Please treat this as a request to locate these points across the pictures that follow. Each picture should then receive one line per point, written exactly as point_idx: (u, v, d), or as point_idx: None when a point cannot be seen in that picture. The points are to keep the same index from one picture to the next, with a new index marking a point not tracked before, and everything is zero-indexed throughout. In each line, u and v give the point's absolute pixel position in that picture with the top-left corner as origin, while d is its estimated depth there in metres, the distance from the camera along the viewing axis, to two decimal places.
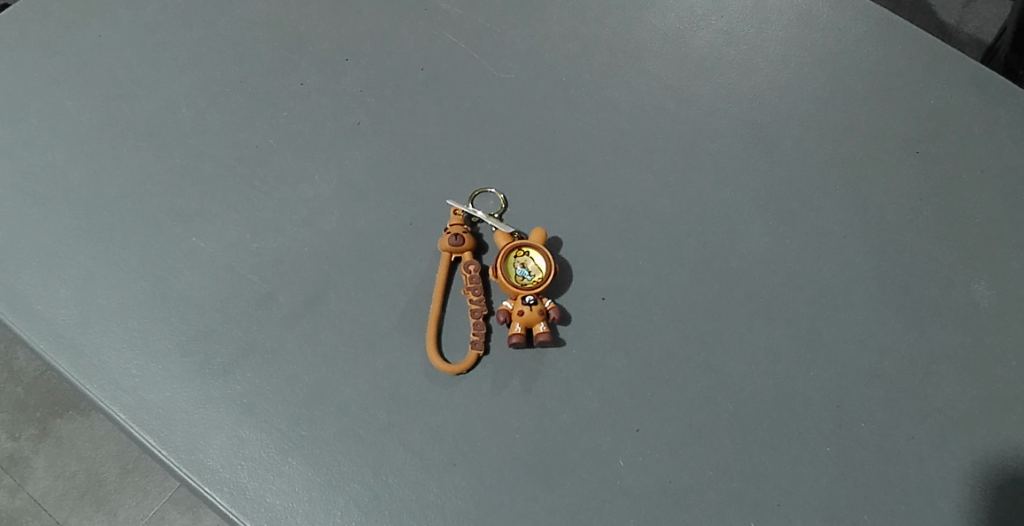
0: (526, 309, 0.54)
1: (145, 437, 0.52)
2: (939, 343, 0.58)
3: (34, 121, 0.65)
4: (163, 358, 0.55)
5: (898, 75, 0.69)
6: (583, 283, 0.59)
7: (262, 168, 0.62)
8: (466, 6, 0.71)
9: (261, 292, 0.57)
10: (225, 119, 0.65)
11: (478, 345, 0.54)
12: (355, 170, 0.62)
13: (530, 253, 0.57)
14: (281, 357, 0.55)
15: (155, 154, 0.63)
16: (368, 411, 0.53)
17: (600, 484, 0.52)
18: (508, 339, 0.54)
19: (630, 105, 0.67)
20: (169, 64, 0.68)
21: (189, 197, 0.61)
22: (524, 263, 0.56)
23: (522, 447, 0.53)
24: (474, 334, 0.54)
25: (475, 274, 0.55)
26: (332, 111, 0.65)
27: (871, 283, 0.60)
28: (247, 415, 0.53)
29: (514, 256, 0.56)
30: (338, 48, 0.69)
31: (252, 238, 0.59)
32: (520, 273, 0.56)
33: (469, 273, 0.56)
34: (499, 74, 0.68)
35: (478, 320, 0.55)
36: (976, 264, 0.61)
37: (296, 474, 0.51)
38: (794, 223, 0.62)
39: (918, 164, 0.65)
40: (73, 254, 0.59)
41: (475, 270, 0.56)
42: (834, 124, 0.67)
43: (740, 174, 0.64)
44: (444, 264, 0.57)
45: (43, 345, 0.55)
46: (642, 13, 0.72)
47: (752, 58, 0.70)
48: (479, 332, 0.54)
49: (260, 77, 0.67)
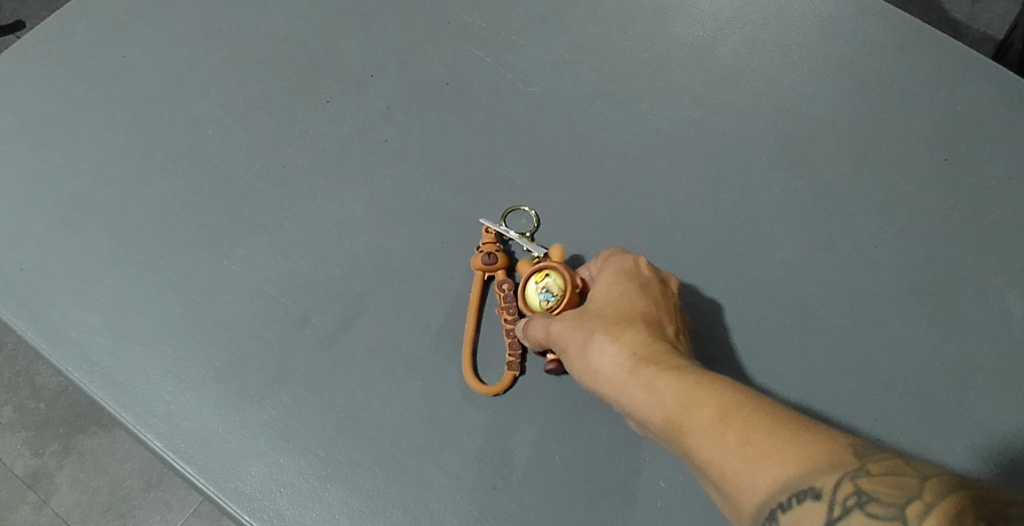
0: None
1: (182, 465, 0.52)
2: (975, 354, 0.57)
3: (61, 146, 0.64)
4: (198, 384, 0.54)
5: (926, 80, 0.69)
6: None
7: (290, 189, 0.62)
8: (487, 17, 0.71)
9: (294, 315, 0.57)
10: (251, 140, 0.64)
11: (513, 365, 0.54)
12: (383, 188, 0.62)
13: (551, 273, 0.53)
14: (315, 382, 0.54)
15: (183, 176, 0.63)
16: (405, 434, 0.53)
17: (641, 505, 0.52)
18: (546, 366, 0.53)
19: (657, 117, 0.67)
20: (193, 84, 0.67)
21: (219, 220, 0.61)
22: (546, 285, 0.53)
23: (560, 468, 0.52)
24: (510, 355, 0.54)
25: (509, 293, 0.55)
26: (358, 129, 0.65)
27: (905, 294, 0.60)
28: (284, 442, 0.52)
29: (536, 279, 0.54)
30: (361, 63, 0.68)
31: (283, 261, 0.59)
32: (544, 297, 0.53)
33: (503, 291, 0.55)
34: (524, 88, 0.67)
35: (514, 340, 0.55)
36: (1012, 271, 0.60)
37: (335, 500, 0.51)
38: (827, 235, 0.62)
39: (949, 172, 0.65)
40: (106, 280, 0.58)
41: (509, 289, 0.55)
42: (864, 132, 0.66)
43: (770, 186, 0.64)
44: (477, 283, 0.57)
45: (77, 373, 0.55)
46: (666, 23, 0.71)
47: (777, 67, 0.69)
48: (514, 352, 0.54)
49: (285, 95, 0.66)
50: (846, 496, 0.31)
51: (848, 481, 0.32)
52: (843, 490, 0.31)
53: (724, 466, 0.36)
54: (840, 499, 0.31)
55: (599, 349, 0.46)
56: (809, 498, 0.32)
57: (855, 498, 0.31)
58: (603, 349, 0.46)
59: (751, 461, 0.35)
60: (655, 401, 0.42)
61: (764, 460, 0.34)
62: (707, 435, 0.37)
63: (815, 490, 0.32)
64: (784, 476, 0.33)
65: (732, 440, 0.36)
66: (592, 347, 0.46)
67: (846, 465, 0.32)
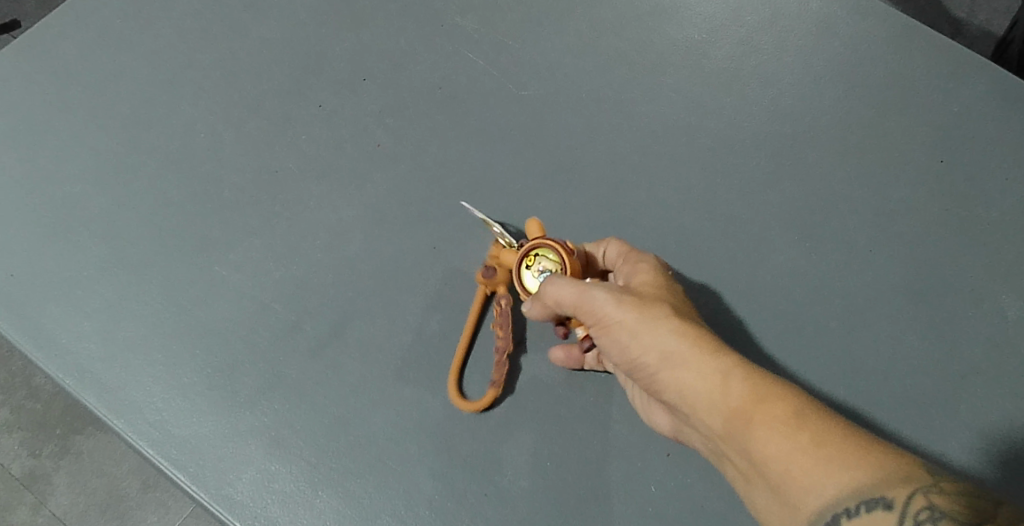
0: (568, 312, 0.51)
1: (174, 472, 0.52)
2: (968, 359, 0.57)
3: (53, 152, 0.64)
4: (189, 391, 0.54)
5: (921, 82, 0.68)
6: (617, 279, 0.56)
7: (282, 194, 0.62)
8: (481, 20, 0.70)
9: (286, 320, 0.57)
10: (243, 145, 0.64)
11: (497, 385, 0.53)
12: (375, 193, 0.62)
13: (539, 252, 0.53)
14: (307, 388, 0.54)
15: (176, 182, 0.63)
16: (397, 441, 0.53)
17: (632, 510, 0.52)
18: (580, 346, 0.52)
19: (651, 120, 0.66)
20: (185, 88, 0.67)
21: (211, 225, 0.61)
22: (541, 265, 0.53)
23: (551, 474, 0.52)
24: (495, 374, 0.53)
25: (506, 310, 0.54)
26: (350, 133, 0.64)
27: (898, 299, 0.59)
28: (276, 449, 0.52)
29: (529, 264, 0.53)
30: (354, 66, 0.68)
31: (275, 267, 0.59)
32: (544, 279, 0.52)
33: (500, 308, 0.55)
34: (517, 91, 0.67)
35: (501, 359, 0.54)
36: (1006, 275, 0.60)
37: (326, 507, 0.51)
38: (820, 239, 0.62)
39: (944, 175, 0.64)
40: (98, 287, 0.58)
41: (507, 305, 0.54)
42: (858, 135, 0.66)
43: (764, 190, 0.63)
44: (478, 297, 0.56)
45: (68, 380, 0.55)
46: (660, 24, 0.71)
47: (771, 70, 0.69)
48: (500, 372, 0.53)
49: (278, 99, 0.66)
50: (917, 511, 0.36)
51: (921, 495, 0.36)
52: (914, 505, 0.36)
53: (797, 466, 0.39)
54: (911, 514, 0.36)
55: (667, 334, 0.45)
56: (880, 508, 0.37)
57: (927, 513, 0.36)
58: (673, 335, 0.45)
59: (826, 466, 0.38)
60: (725, 390, 0.43)
61: (840, 465, 0.38)
62: (782, 434, 0.40)
63: (887, 500, 0.37)
64: (865, 487, 0.37)
65: (806, 441, 0.39)
66: (659, 331, 0.46)
67: (920, 481, 0.37)
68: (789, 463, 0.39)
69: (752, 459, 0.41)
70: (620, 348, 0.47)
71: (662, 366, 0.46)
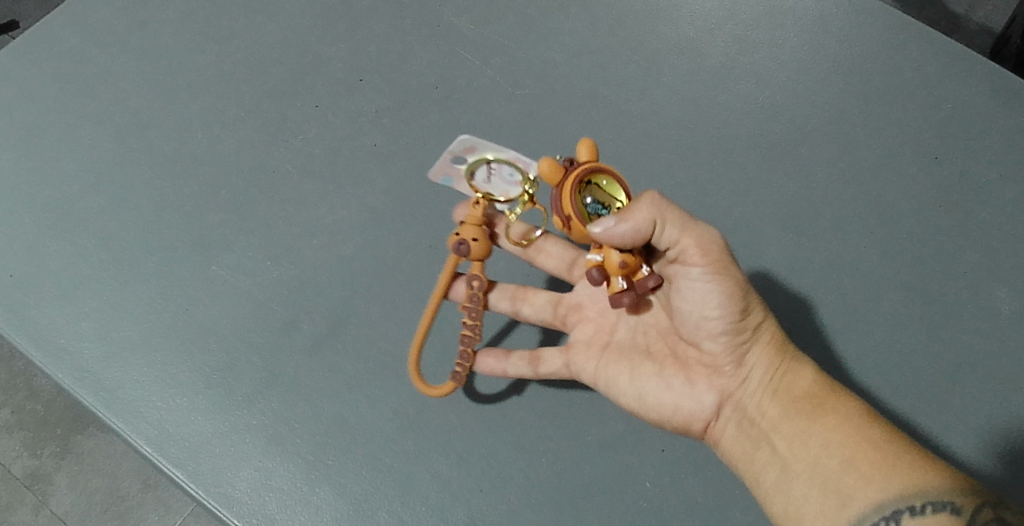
0: (624, 255, 0.42)
1: (172, 470, 0.52)
2: (961, 353, 0.57)
3: (51, 153, 0.65)
4: (188, 390, 0.55)
5: (915, 79, 0.69)
6: (556, 265, 0.55)
7: (279, 194, 0.62)
8: (476, 20, 0.71)
9: (283, 319, 0.57)
10: (241, 145, 0.64)
11: (458, 380, 0.49)
12: (372, 192, 0.62)
13: (597, 180, 0.44)
14: (305, 386, 0.55)
15: (173, 182, 0.63)
16: (394, 438, 0.53)
17: (627, 505, 0.52)
18: (612, 299, 0.43)
19: (646, 118, 0.67)
20: (182, 89, 0.67)
21: (208, 225, 0.61)
22: (597, 193, 0.43)
23: (547, 470, 0.53)
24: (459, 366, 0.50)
25: (477, 293, 0.48)
26: (347, 133, 0.65)
27: (892, 295, 0.60)
28: (274, 446, 0.53)
29: (585, 189, 0.43)
30: (350, 67, 0.68)
31: (272, 266, 0.59)
32: (599, 209, 0.43)
33: (472, 290, 0.48)
34: (513, 90, 0.67)
35: (466, 352, 0.50)
36: (999, 269, 0.61)
37: (323, 503, 0.51)
38: (815, 235, 0.62)
39: (938, 171, 0.65)
40: (96, 286, 0.59)
41: (478, 288, 0.48)
42: (853, 132, 0.66)
43: (758, 188, 0.64)
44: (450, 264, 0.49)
45: (66, 380, 0.55)
46: (655, 23, 0.71)
47: (766, 68, 0.69)
48: (463, 364, 0.50)
49: (274, 100, 0.66)
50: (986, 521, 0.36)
51: (990, 508, 0.37)
52: (983, 516, 0.37)
53: (870, 447, 0.41)
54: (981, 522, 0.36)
55: (757, 312, 0.46)
56: (945, 511, 0.37)
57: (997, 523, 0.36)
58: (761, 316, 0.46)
59: (894, 461, 0.40)
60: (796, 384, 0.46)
61: (908, 464, 0.40)
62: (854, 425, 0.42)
63: (954, 506, 0.37)
64: (940, 477, 0.39)
65: (878, 436, 0.41)
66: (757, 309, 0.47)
67: (989, 496, 0.38)
68: (861, 443, 0.41)
69: (814, 447, 0.43)
70: (699, 313, 0.45)
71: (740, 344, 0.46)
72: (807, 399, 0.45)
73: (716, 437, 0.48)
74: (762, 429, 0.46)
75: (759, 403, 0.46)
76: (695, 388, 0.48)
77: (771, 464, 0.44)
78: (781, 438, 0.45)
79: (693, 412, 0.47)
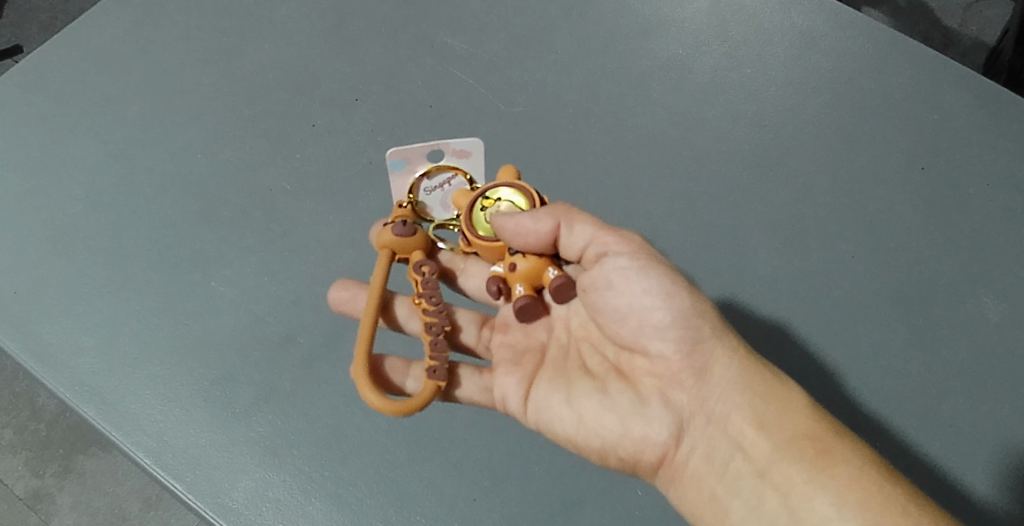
0: (518, 265, 0.51)
1: (170, 482, 0.53)
2: (948, 359, 0.58)
3: (55, 174, 0.66)
4: (187, 403, 0.56)
5: (900, 91, 0.70)
6: (476, 284, 0.60)
7: (277, 211, 0.64)
8: (471, 41, 0.73)
9: (280, 333, 0.58)
10: (240, 165, 0.66)
11: (437, 374, 0.47)
12: (367, 209, 0.64)
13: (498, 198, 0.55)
14: (301, 398, 0.56)
15: (173, 201, 0.65)
16: (389, 449, 0.54)
17: (620, 513, 0.52)
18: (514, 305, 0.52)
19: (636, 134, 0.68)
20: (182, 111, 0.69)
21: (208, 242, 0.62)
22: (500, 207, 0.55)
23: (540, 479, 0.53)
24: (431, 359, 0.48)
25: (429, 276, 0.51)
26: (344, 151, 0.67)
27: (879, 303, 0.61)
28: (270, 458, 0.54)
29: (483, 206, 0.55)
30: (348, 88, 0.70)
31: (270, 282, 0.60)
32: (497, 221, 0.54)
33: (422, 274, 0.51)
34: (506, 108, 0.69)
35: (437, 339, 0.49)
36: (984, 276, 0.62)
37: (319, 513, 0.52)
38: (802, 246, 0.63)
39: (922, 182, 0.66)
40: (98, 303, 0.60)
41: (429, 272, 0.52)
42: (838, 144, 0.68)
43: (746, 200, 0.65)
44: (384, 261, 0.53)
45: (68, 394, 0.56)
46: (645, 41, 0.73)
47: (754, 83, 0.71)
48: (437, 358, 0.48)
49: (273, 120, 0.68)
50: None
51: None
52: None
53: (891, 502, 0.39)
54: None
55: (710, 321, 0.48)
56: None
57: None
58: (720, 332, 0.48)
59: None
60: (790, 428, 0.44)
61: None
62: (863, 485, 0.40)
63: None
64: None
65: (897, 503, 0.39)
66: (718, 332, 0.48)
67: None
68: (882, 504, 0.39)
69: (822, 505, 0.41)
70: (639, 309, 0.48)
71: (700, 364, 0.47)
72: (804, 441, 0.43)
73: (677, 469, 0.47)
74: (749, 473, 0.44)
75: (736, 438, 0.46)
76: (647, 410, 0.48)
77: (771, 518, 0.42)
78: (775, 485, 0.43)
79: (644, 437, 0.47)
